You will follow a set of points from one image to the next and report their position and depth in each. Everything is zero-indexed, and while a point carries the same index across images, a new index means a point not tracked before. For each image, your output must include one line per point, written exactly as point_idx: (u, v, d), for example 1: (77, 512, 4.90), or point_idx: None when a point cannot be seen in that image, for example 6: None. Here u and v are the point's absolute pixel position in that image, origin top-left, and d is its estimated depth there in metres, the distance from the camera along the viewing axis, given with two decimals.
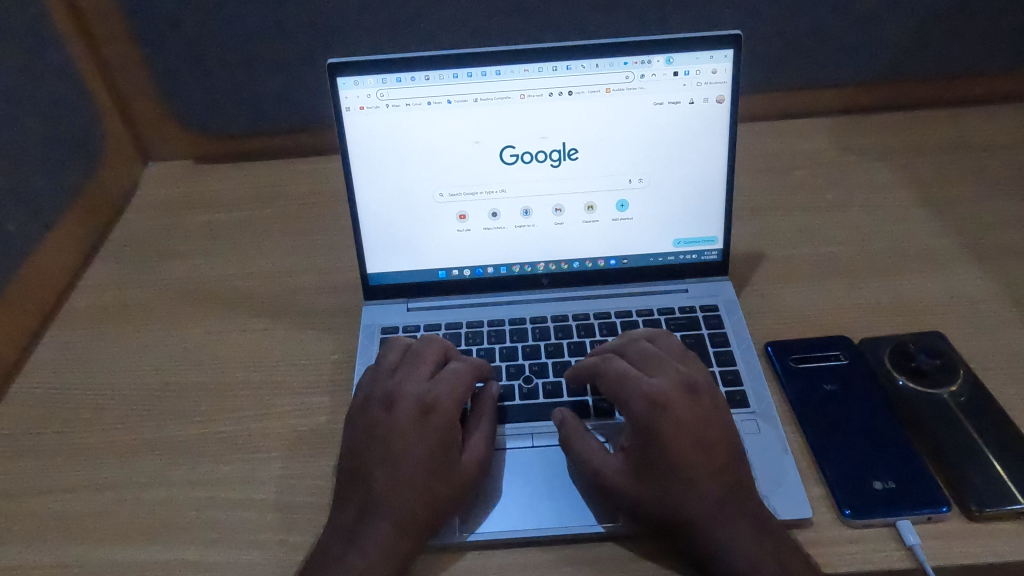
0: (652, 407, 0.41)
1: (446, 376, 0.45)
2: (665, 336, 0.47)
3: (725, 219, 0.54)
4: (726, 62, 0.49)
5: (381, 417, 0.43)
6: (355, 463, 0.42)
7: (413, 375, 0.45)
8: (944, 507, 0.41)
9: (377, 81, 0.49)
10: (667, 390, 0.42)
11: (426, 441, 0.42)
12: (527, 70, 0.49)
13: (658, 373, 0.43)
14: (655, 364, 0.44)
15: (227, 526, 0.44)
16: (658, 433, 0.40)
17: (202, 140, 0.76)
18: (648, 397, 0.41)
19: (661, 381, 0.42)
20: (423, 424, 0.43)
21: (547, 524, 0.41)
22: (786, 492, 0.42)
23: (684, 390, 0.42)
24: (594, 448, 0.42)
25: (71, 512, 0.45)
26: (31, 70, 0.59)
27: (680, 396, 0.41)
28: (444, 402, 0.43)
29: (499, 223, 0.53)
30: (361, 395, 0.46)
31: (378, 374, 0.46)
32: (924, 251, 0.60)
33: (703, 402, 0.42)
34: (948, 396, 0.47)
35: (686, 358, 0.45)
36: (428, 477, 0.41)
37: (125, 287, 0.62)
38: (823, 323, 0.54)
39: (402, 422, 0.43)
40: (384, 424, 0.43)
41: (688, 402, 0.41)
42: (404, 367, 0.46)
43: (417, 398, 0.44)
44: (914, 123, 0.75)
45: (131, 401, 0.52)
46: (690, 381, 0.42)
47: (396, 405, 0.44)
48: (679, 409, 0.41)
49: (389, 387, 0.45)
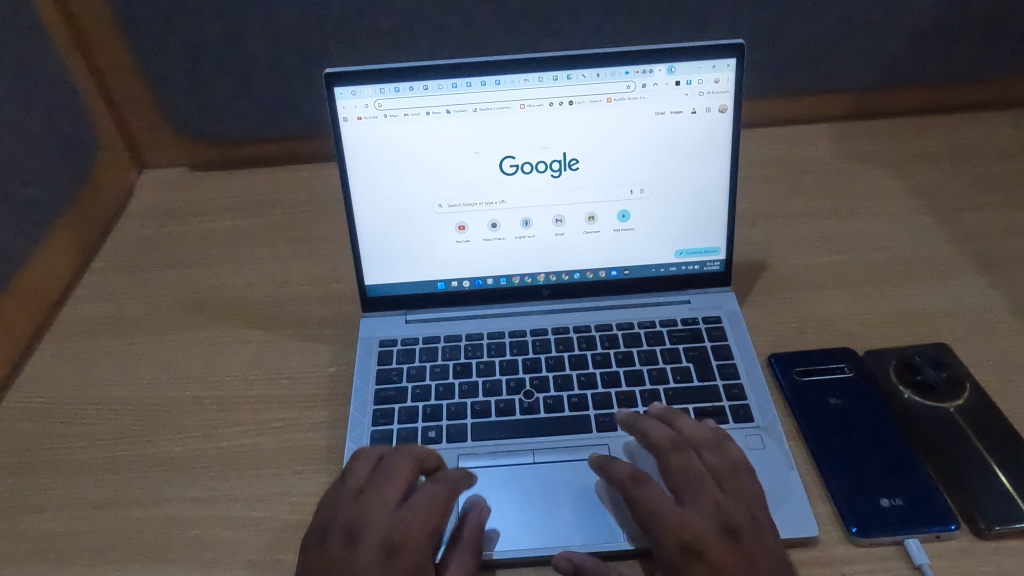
0: (684, 555, 0.37)
1: (418, 502, 0.39)
2: (705, 440, 0.43)
3: (727, 229, 0.53)
4: (728, 71, 0.48)
5: (340, 554, 0.38)
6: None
7: (380, 500, 0.39)
8: (953, 524, 0.40)
9: (374, 91, 0.48)
10: (701, 533, 0.38)
11: None
12: (527, 79, 0.49)
13: (692, 505, 0.40)
14: (691, 490, 0.40)
15: (221, 544, 0.43)
16: None
17: (199, 149, 0.76)
18: (680, 538, 0.38)
19: (695, 519, 0.39)
20: (387, 564, 0.37)
21: (547, 544, 0.41)
22: (791, 510, 0.42)
23: (721, 529, 0.38)
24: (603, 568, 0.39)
25: (62, 529, 0.44)
26: (25, 79, 0.59)
27: (715, 536, 0.38)
28: (411, 537, 0.38)
29: (499, 234, 0.52)
30: (324, 515, 0.40)
31: (342, 494, 0.40)
32: (928, 260, 0.59)
33: (743, 543, 0.38)
34: (956, 410, 0.46)
35: (726, 474, 0.41)
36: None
37: (120, 298, 0.61)
38: (827, 334, 0.53)
39: (364, 564, 0.37)
40: (343, 563, 0.37)
41: (724, 543, 0.38)
42: (372, 488, 0.40)
43: (382, 535, 0.38)
44: (916, 131, 0.74)
45: (124, 414, 0.51)
46: (729, 520, 0.39)
47: (358, 540, 0.38)
48: (715, 553, 0.37)
49: (353, 517, 0.39)
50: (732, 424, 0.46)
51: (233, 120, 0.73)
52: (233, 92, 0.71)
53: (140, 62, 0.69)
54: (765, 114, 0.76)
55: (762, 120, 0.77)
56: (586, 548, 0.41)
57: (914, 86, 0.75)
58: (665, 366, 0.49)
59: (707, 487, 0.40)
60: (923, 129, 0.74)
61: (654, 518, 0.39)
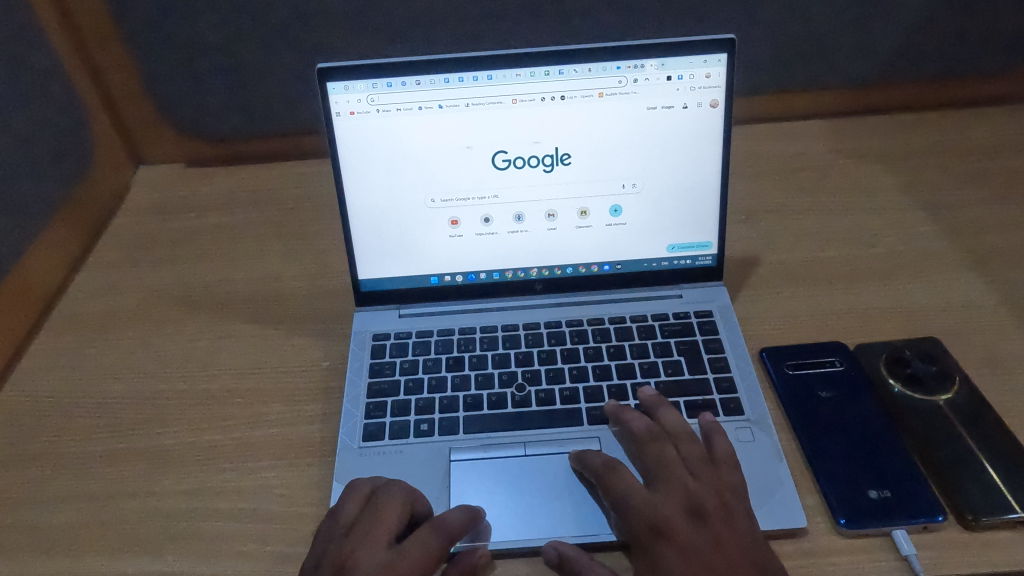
0: (652, 535, 0.39)
1: (408, 549, 0.38)
2: (686, 433, 0.44)
3: (719, 224, 0.53)
4: (720, 66, 0.49)
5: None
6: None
7: (369, 542, 0.39)
8: (941, 516, 0.40)
9: (368, 86, 0.48)
10: (671, 519, 0.39)
11: None
12: (519, 74, 0.49)
13: (664, 489, 0.41)
14: (665, 476, 0.42)
15: (215, 536, 0.43)
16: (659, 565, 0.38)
17: (194, 144, 0.76)
18: (651, 524, 0.39)
19: (665, 503, 0.40)
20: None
21: (536, 535, 0.41)
22: (780, 502, 0.42)
23: (690, 513, 0.40)
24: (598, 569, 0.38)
25: (55, 522, 0.44)
26: (18, 73, 0.59)
27: (683, 520, 0.39)
28: None
29: (491, 229, 0.53)
30: (312, 552, 0.39)
31: (333, 530, 0.40)
32: (920, 255, 0.60)
33: (712, 527, 0.39)
34: (945, 403, 0.47)
35: (701, 463, 0.42)
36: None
37: (115, 293, 0.61)
38: (818, 328, 0.54)
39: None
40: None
41: (693, 527, 0.39)
42: (361, 528, 0.39)
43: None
44: (909, 128, 0.75)
45: (118, 408, 0.51)
46: (698, 505, 0.40)
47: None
48: (681, 535, 0.39)
49: (342, 555, 0.38)
50: (723, 417, 0.46)
51: (228, 116, 0.73)
52: (229, 88, 0.71)
53: (136, 58, 0.69)
54: (759, 111, 0.77)
55: (755, 117, 0.77)
56: (575, 539, 0.41)
57: (907, 83, 0.75)
58: (656, 359, 0.50)
59: (681, 475, 0.41)
60: (916, 126, 0.75)
61: (624, 503, 0.40)
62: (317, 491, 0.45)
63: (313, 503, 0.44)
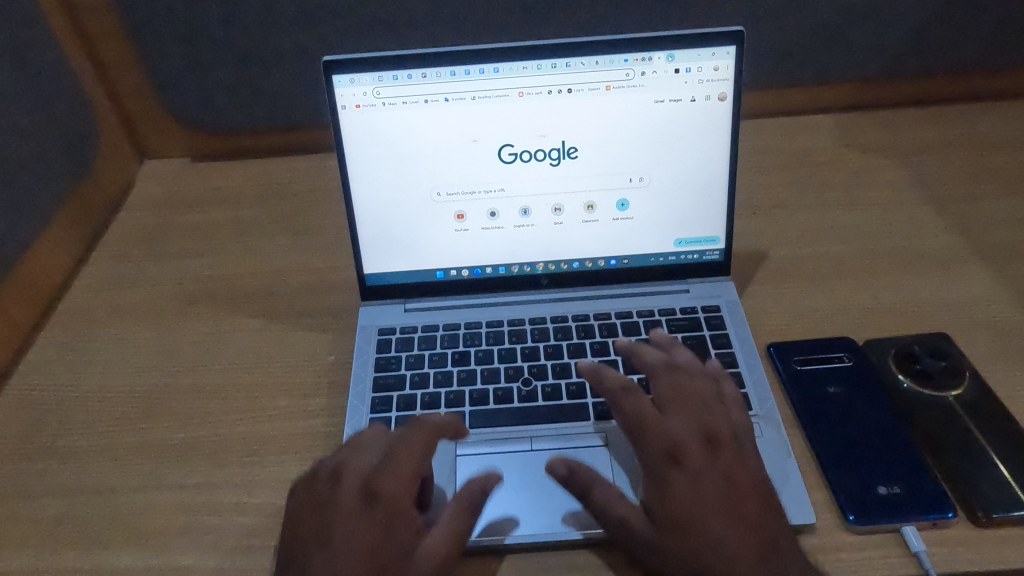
0: (665, 459, 0.40)
1: (398, 442, 0.41)
2: (699, 370, 0.45)
3: (727, 218, 0.53)
4: (728, 59, 0.48)
5: (325, 493, 0.39)
6: (289, 545, 0.38)
7: (367, 452, 0.41)
8: (951, 512, 0.40)
9: (373, 79, 0.48)
10: (687, 442, 0.41)
11: (366, 527, 0.37)
12: (526, 67, 0.48)
13: (678, 420, 0.42)
14: (680, 409, 0.43)
15: (221, 530, 0.43)
16: (675, 484, 0.39)
17: (199, 138, 0.76)
18: (668, 445, 0.40)
19: (679, 432, 0.41)
20: (366, 511, 0.38)
21: (544, 530, 0.41)
22: (789, 497, 0.41)
23: (703, 442, 0.41)
24: (618, 497, 0.40)
25: (62, 516, 0.44)
26: (24, 68, 0.59)
27: (696, 448, 0.40)
28: (387, 473, 0.39)
29: (497, 223, 0.52)
30: (318, 467, 0.42)
31: (340, 447, 0.43)
32: (930, 250, 0.59)
33: (726, 454, 0.41)
34: (955, 399, 0.46)
35: (715, 397, 0.44)
36: (367, 571, 0.36)
37: (121, 287, 0.61)
38: (826, 323, 0.53)
39: (343, 503, 0.38)
40: (326, 503, 0.39)
41: (705, 455, 0.40)
42: (362, 444, 0.42)
43: (363, 478, 0.39)
44: (918, 122, 0.74)
45: (123, 402, 0.51)
46: (713, 433, 0.41)
47: (342, 482, 0.39)
48: (694, 461, 0.40)
49: (341, 461, 0.41)
50: None
51: (233, 111, 0.73)
52: (234, 83, 0.71)
53: (141, 52, 0.69)
54: (766, 105, 0.76)
55: (762, 111, 0.77)
56: (583, 534, 0.40)
57: (917, 77, 0.74)
58: None
59: (695, 406, 0.43)
60: (925, 120, 0.74)
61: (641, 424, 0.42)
62: None
63: None
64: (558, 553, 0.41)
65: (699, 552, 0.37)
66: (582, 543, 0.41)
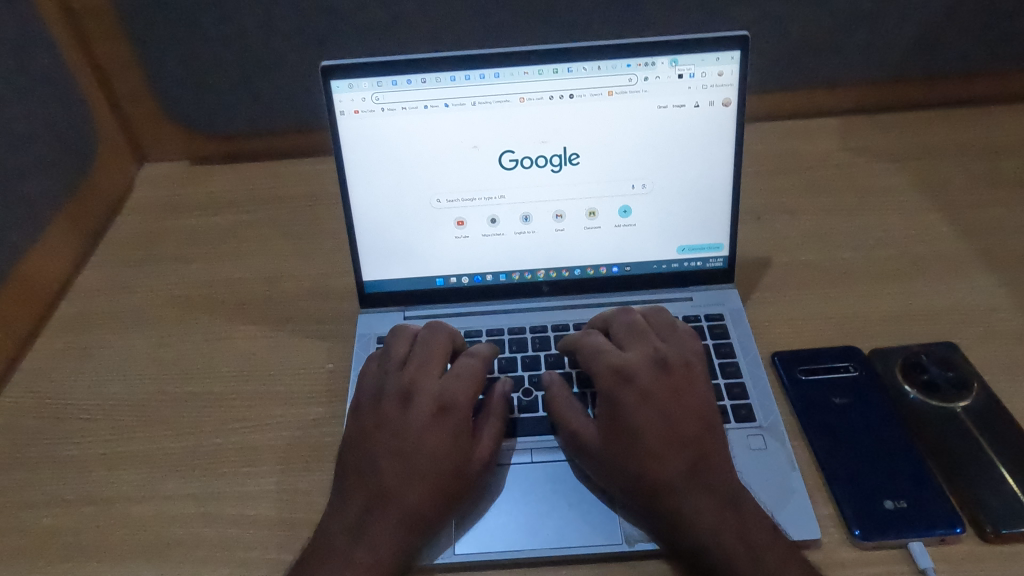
0: (616, 378, 0.42)
1: (460, 369, 0.44)
2: (659, 313, 0.47)
3: (731, 225, 0.52)
4: (732, 64, 0.48)
5: (394, 411, 0.42)
6: (361, 452, 0.41)
7: (426, 370, 0.44)
8: (958, 528, 0.39)
9: (372, 85, 0.48)
10: (633, 363, 0.43)
11: (441, 438, 0.41)
12: (527, 72, 0.48)
13: (633, 349, 0.44)
14: (637, 341, 0.45)
15: (216, 543, 0.42)
16: (619, 400, 0.41)
17: (198, 141, 0.75)
18: (615, 366, 0.42)
19: (632, 356, 0.43)
20: (438, 424, 0.41)
21: (542, 546, 0.40)
22: (794, 512, 0.41)
23: (654, 364, 0.43)
24: (577, 413, 0.43)
25: (56, 527, 0.44)
26: (21, 71, 0.58)
27: (647, 369, 0.42)
28: (459, 400, 0.42)
29: (498, 230, 0.52)
30: (370, 382, 0.45)
31: (386, 366, 0.45)
32: (937, 257, 0.58)
33: (674, 375, 0.42)
34: (963, 410, 0.45)
35: (671, 334, 0.46)
36: (440, 478, 0.40)
37: (119, 292, 0.61)
38: (831, 331, 0.53)
39: (418, 419, 0.41)
40: (399, 418, 0.42)
41: (655, 375, 0.42)
42: (415, 359, 0.45)
43: (433, 396, 0.42)
44: (925, 126, 0.73)
45: (119, 411, 0.51)
46: (661, 355, 0.43)
47: (413, 401, 0.42)
48: (644, 380, 0.42)
49: (404, 382, 0.43)
50: (735, 424, 0.45)
51: (233, 114, 0.73)
52: (233, 86, 0.70)
53: (139, 55, 0.68)
54: (771, 107, 0.75)
55: (766, 114, 0.76)
56: (582, 551, 0.40)
57: (923, 80, 0.74)
58: None
59: (649, 337, 0.45)
60: (931, 123, 0.73)
61: (594, 353, 0.44)
62: (321, 497, 0.44)
63: (315, 509, 0.44)
64: (558, 569, 0.40)
65: (641, 461, 0.39)
66: (583, 559, 0.40)
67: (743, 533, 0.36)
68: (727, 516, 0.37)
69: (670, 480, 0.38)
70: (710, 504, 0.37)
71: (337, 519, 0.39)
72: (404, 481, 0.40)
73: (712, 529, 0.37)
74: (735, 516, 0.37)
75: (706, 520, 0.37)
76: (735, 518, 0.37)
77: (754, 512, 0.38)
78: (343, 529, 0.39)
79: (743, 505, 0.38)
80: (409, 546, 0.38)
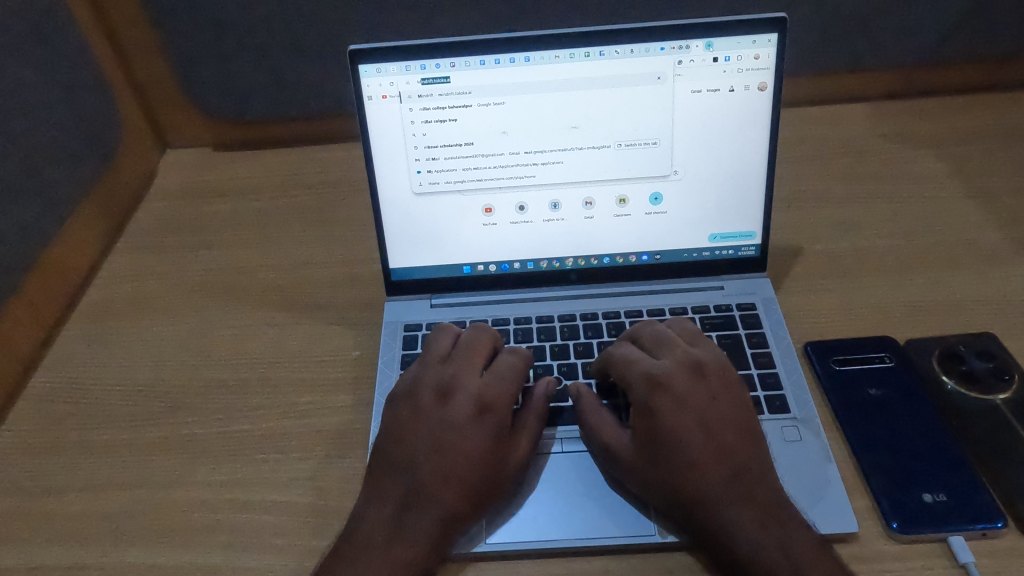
0: (651, 387, 0.41)
1: (500, 370, 0.44)
2: (684, 323, 0.47)
3: (764, 212, 0.51)
4: (770, 47, 0.46)
5: (430, 408, 0.42)
6: (397, 449, 0.41)
7: (466, 366, 0.44)
8: (1000, 522, 0.38)
9: (401, 69, 0.47)
10: (668, 369, 0.42)
11: (482, 436, 0.41)
12: (558, 56, 0.47)
13: (665, 356, 0.43)
14: (665, 348, 0.44)
15: (246, 529, 0.42)
16: (656, 410, 0.40)
17: (221, 127, 0.75)
18: (648, 374, 0.41)
19: (666, 363, 0.42)
20: (479, 422, 0.41)
21: (570, 535, 0.40)
22: (830, 504, 0.40)
23: (690, 370, 0.42)
24: (610, 424, 0.42)
25: (88, 511, 0.44)
26: (44, 56, 0.58)
27: (683, 376, 0.41)
28: (499, 400, 0.42)
29: (526, 217, 0.51)
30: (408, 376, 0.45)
31: (427, 359, 0.45)
32: (974, 245, 0.57)
33: (709, 381, 0.41)
34: (1004, 402, 0.44)
35: (698, 340, 0.45)
36: (479, 474, 0.40)
37: (145, 279, 0.61)
38: (865, 321, 0.52)
39: (456, 417, 0.41)
40: (435, 416, 0.42)
41: (691, 382, 0.41)
42: (456, 355, 0.45)
43: (473, 394, 0.42)
44: (960, 111, 0.71)
45: (147, 396, 0.51)
46: (695, 362, 0.42)
47: (452, 398, 0.42)
48: (680, 386, 0.41)
49: (444, 378, 0.43)
50: (768, 415, 0.44)
51: (256, 99, 0.72)
52: (256, 72, 0.70)
53: (162, 40, 0.68)
54: (800, 93, 0.74)
55: (797, 100, 0.74)
56: (612, 541, 0.39)
57: (960, 64, 0.72)
58: None
59: (679, 343, 0.44)
60: (966, 108, 0.72)
61: (624, 362, 0.43)
62: (349, 484, 0.44)
63: (344, 496, 0.44)
64: (590, 558, 0.40)
65: (681, 472, 0.38)
66: (615, 549, 0.40)
67: (785, 544, 0.36)
68: (770, 528, 0.36)
69: (712, 493, 0.37)
70: (752, 515, 0.37)
71: (373, 512, 0.39)
72: (441, 479, 0.39)
73: (756, 540, 0.36)
74: (778, 524, 0.37)
75: (747, 533, 0.36)
76: (778, 529, 0.36)
77: (797, 521, 0.37)
78: (378, 523, 0.39)
79: (784, 516, 0.37)
80: (443, 543, 0.38)
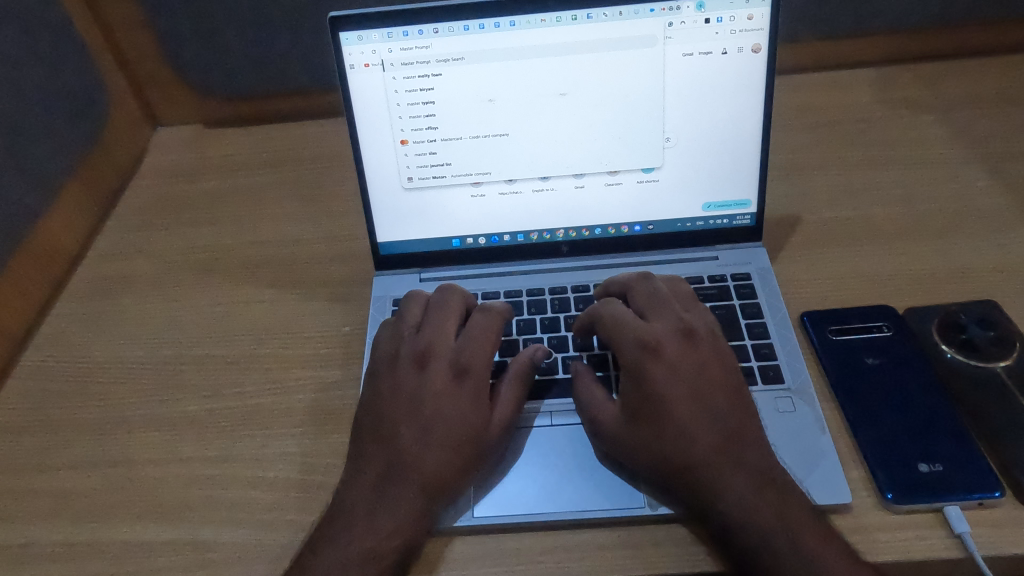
0: (643, 352, 0.40)
1: (474, 330, 0.44)
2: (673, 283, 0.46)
3: (759, 180, 0.50)
4: (763, 7, 0.45)
5: (410, 376, 0.42)
6: (375, 418, 0.41)
7: (440, 331, 0.44)
8: (997, 491, 0.37)
9: (382, 37, 0.46)
10: (661, 335, 0.41)
11: (460, 399, 0.41)
12: (543, 20, 0.45)
13: (656, 321, 0.42)
14: (657, 310, 0.43)
15: (236, 505, 0.42)
16: (647, 376, 0.39)
17: (210, 103, 0.74)
18: (639, 339, 0.40)
19: (658, 328, 0.41)
20: (457, 386, 0.41)
21: (557, 509, 0.39)
22: (824, 475, 0.39)
23: (682, 337, 0.41)
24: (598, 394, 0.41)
25: (78, 489, 0.44)
26: (27, 29, 0.57)
27: (674, 342, 0.41)
28: (475, 361, 0.42)
29: (516, 188, 0.50)
30: (385, 347, 0.44)
31: (401, 329, 0.45)
32: (977, 212, 0.55)
33: (700, 348, 0.41)
34: (1005, 371, 0.43)
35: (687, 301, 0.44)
36: (460, 440, 0.39)
37: (135, 256, 0.60)
38: (863, 290, 0.50)
39: (436, 382, 0.41)
40: (415, 384, 0.42)
41: (682, 349, 0.40)
42: (430, 321, 0.45)
43: (450, 359, 0.42)
44: (968, 74, 0.69)
45: (136, 374, 0.50)
46: (688, 327, 0.41)
47: (429, 365, 0.42)
48: (671, 353, 0.40)
49: (420, 346, 0.43)
50: (761, 386, 0.44)
51: (244, 74, 0.71)
52: (244, 46, 0.69)
53: (147, 13, 0.67)
54: (803, 59, 0.72)
55: (800, 66, 0.72)
56: (600, 513, 0.39)
57: (965, 27, 0.69)
58: None
59: (672, 306, 0.43)
60: (973, 71, 0.69)
61: (616, 325, 0.42)
62: (338, 460, 0.44)
63: (332, 471, 0.43)
64: (578, 532, 0.39)
65: (673, 439, 0.37)
66: (603, 522, 0.39)
67: (781, 511, 0.35)
68: (765, 495, 0.36)
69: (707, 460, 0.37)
70: (746, 482, 0.36)
71: (357, 482, 0.39)
72: (421, 445, 0.39)
73: (748, 505, 0.35)
74: (773, 492, 0.36)
75: (741, 500, 0.36)
76: (774, 497, 0.36)
77: (791, 489, 0.36)
78: (363, 494, 0.39)
79: (780, 485, 0.36)
80: (428, 510, 0.38)
